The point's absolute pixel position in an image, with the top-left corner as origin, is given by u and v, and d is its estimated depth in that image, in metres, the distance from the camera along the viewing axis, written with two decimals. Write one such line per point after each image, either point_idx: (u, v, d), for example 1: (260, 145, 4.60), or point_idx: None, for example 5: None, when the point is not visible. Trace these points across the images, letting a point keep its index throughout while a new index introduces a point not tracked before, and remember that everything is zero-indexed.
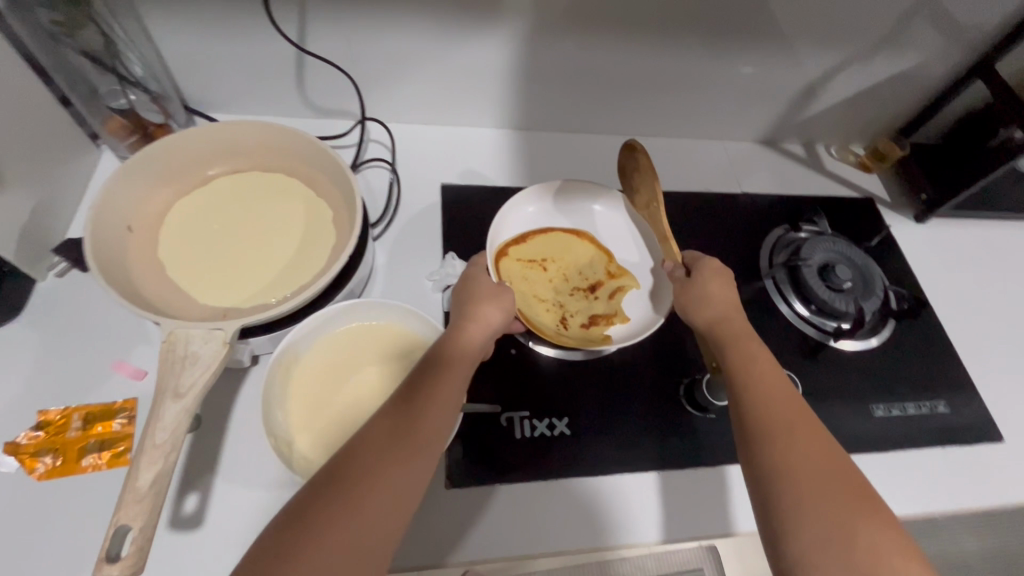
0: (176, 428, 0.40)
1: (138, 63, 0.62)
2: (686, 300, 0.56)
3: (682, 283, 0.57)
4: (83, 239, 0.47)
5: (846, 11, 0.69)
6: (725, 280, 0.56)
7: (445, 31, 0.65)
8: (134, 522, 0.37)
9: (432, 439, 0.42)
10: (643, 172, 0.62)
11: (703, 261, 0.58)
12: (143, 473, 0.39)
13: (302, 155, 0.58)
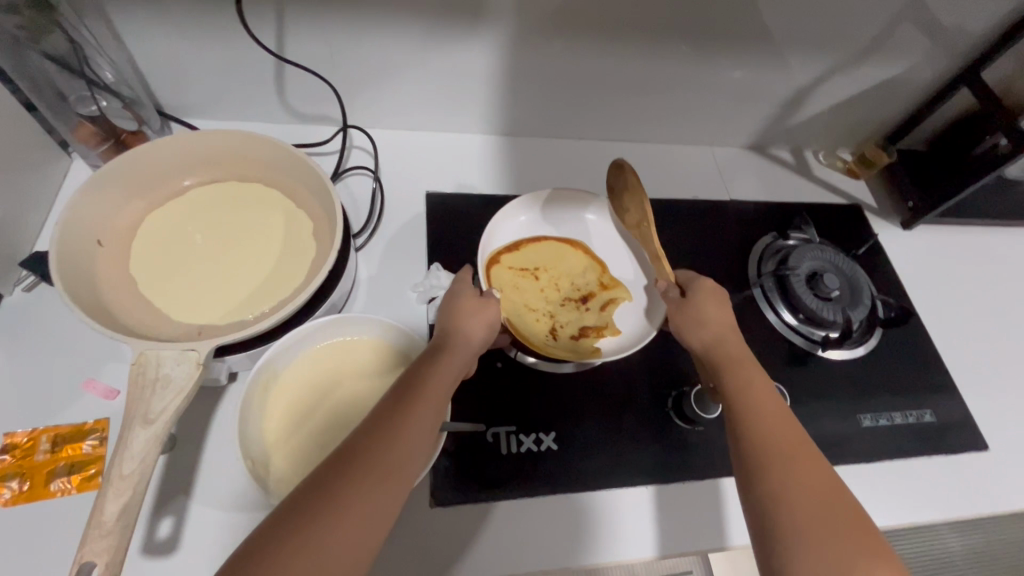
0: (144, 456, 0.39)
1: (110, 68, 0.60)
2: (682, 320, 0.54)
3: (678, 304, 0.55)
4: (48, 255, 0.45)
5: (832, 19, 0.69)
6: (722, 303, 0.55)
7: (428, 37, 0.64)
8: (100, 558, 0.36)
9: (405, 467, 0.39)
10: (633, 191, 0.60)
11: (700, 282, 0.57)
12: (111, 504, 0.37)
13: (282, 165, 0.56)
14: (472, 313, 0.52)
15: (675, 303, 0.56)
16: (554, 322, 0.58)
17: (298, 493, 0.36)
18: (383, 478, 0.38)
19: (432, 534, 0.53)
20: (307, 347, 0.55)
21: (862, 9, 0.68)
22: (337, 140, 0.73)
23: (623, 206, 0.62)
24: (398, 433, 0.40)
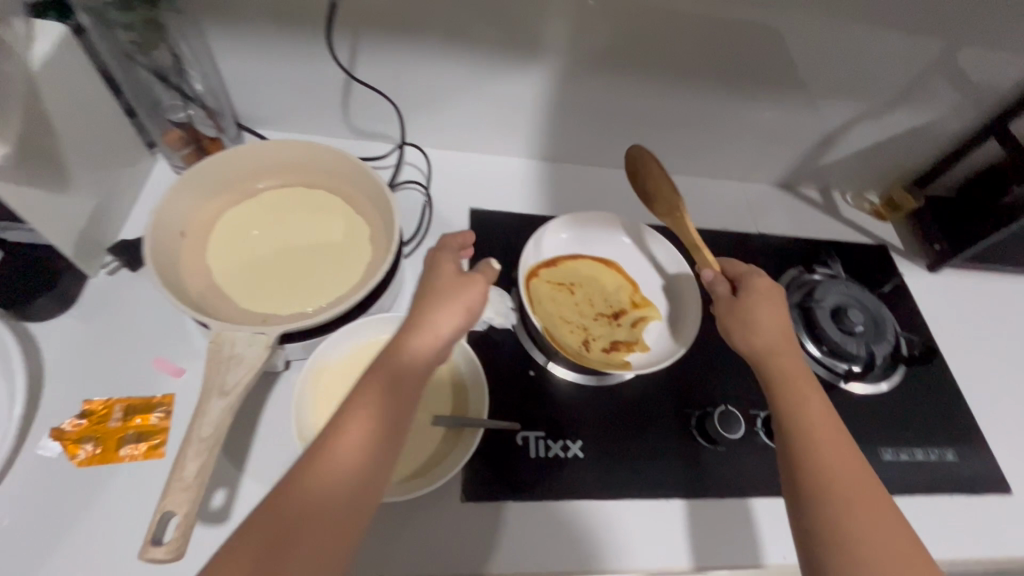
0: (220, 421, 0.44)
1: (199, 81, 0.66)
2: (734, 320, 0.57)
3: (729, 300, 0.58)
4: (143, 242, 0.51)
5: (861, 68, 0.73)
6: (776, 302, 0.58)
7: (484, 67, 0.70)
8: (179, 509, 0.40)
9: (363, 478, 0.42)
10: (654, 169, 0.66)
11: (755, 280, 0.59)
12: (190, 462, 0.42)
13: (346, 175, 0.61)
14: (455, 300, 0.50)
15: (726, 302, 0.58)
16: (587, 334, 0.61)
17: (268, 506, 0.40)
18: (356, 490, 0.41)
19: (461, 527, 0.55)
20: (356, 342, 0.58)
21: (889, 60, 0.72)
22: (391, 157, 0.79)
23: (647, 190, 0.68)
24: (370, 446, 0.43)
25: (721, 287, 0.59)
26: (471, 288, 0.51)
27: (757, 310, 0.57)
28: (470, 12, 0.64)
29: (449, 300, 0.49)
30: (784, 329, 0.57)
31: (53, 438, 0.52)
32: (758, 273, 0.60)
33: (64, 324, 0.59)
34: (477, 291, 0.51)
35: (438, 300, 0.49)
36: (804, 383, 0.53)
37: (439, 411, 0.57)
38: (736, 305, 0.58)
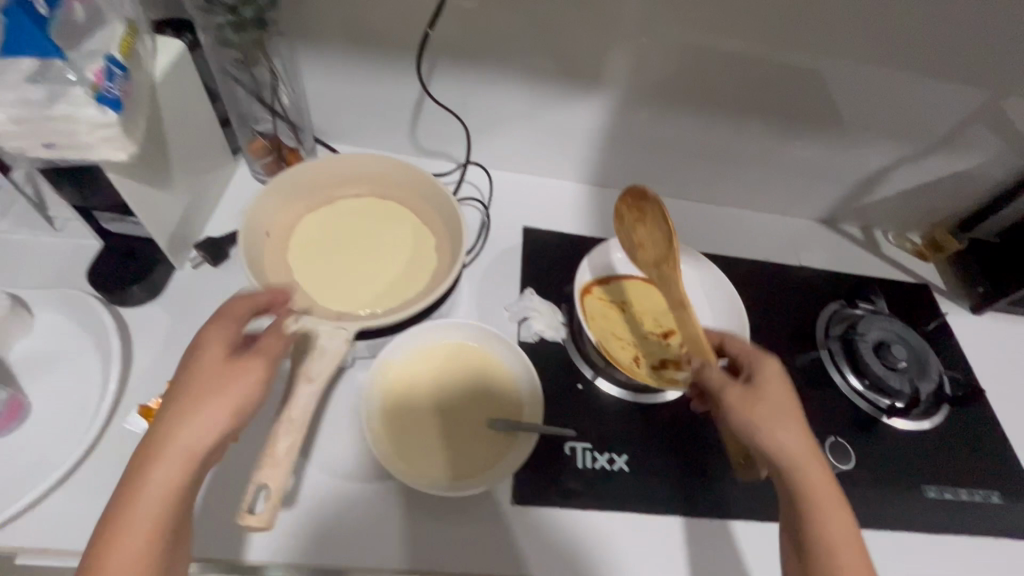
0: (307, 406, 0.47)
1: (287, 95, 0.70)
2: (749, 412, 0.52)
3: (744, 391, 0.53)
4: (239, 239, 0.56)
5: (908, 112, 0.76)
6: (790, 395, 0.54)
7: (548, 94, 0.75)
8: (272, 482, 0.44)
9: (172, 499, 0.41)
10: (648, 220, 0.60)
11: (768, 369, 0.55)
12: (281, 441, 0.45)
13: (415, 186, 0.66)
14: (220, 364, 0.45)
15: (739, 388, 0.53)
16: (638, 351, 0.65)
17: (94, 544, 0.39)
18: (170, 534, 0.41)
19: (511, 530, 0.57)
20: (418, 343, 0.62)
21: (937, 105, 0.75)
22: (455, 174, 0.84)
23: (637, 240, 0.63)
24: (179, 493, 0.41)
25: (718, 374, 0.54)
26: (263, 341, 0.47)
27: (771, 402, 0.53)
28: (540, 45, 0.69)
29: (255, 364, 0.46)
30: (796, 423, 0.52)
31: (138, 414, 0.56)
32: (768, 358, 0.56)
33: (153, 312, 0.63)
34: (274, 343, 0.48)
35: (228, 360, 0.46)
36: (818, 489, 0.50)
37: (495, 415, 0.59)
38: (749, 393, 0.53)
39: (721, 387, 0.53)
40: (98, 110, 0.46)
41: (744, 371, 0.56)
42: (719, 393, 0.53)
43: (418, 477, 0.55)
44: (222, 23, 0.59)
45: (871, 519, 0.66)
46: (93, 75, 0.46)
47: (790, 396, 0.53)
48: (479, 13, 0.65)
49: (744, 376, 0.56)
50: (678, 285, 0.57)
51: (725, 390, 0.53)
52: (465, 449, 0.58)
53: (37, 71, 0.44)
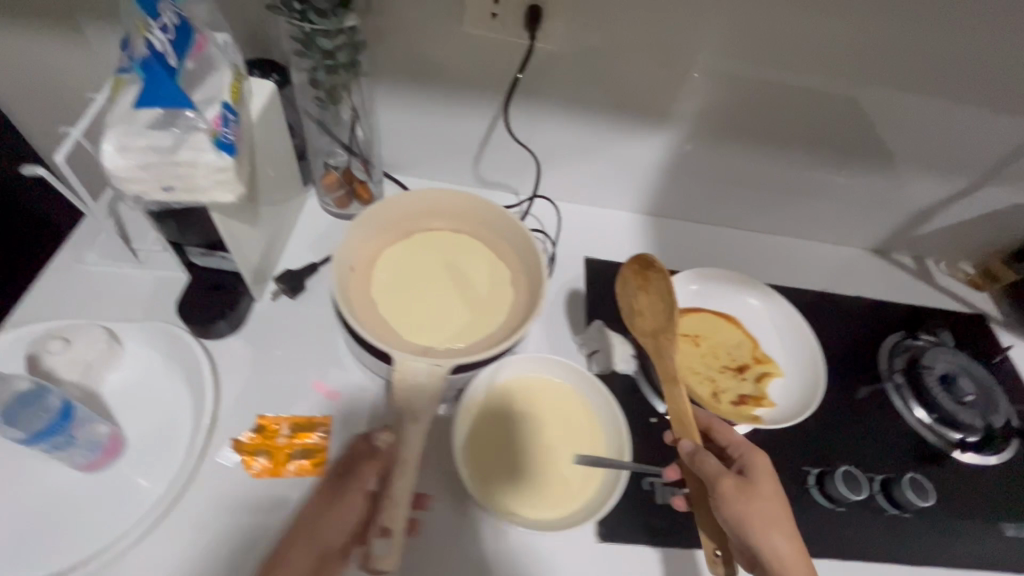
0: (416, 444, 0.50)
1: (362, 129, 0.72)
2: (741, 506, 0.50)
3: (740, 482, 0.52)
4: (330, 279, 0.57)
5: (968, 148, 0.78)
6: (780, 492, 0.53)
7: (612, 129, 0.77)
8: None
9: None
10: (655, 294, 0.65)
11: (757, 461, 0.54)
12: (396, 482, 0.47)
13: (489, 221, 0.67)
14: (335, 477, 0.54)
15: (732, 480, 0.52)
16: (717, 386, 0.64)
17: None
18: None
19: (596, 567, 0.57)
20: (498, 377, 0.64)
21: (997, 141, 0.76)
22: (524, 206, 0.86)
23: (636, 306, 0.67)
24: None
25: (715, 462, 0.53)
26: (360, 466, 0.53)
27: (764, 497, 0.52)
28: (613, 83, 0.71)
29: (355, 486, 0.53)
30: (781, 520, 0.51)
31: (233, 449, 0.57)
32: (758, 449, 0.56)
33: (236, 345, 0.64)
34: (370, 468, 0.53)
35: (340, 477, 0.53)
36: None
37: (576, 450, 0.61)
38: (743, 487, 0.52)
39: (716, 478, 0.52)
40: (215, 155, 0.47)
41: (735, 463, 0.55)
42: (713, 484, 0.52)
43: (510, 512, 0.56)
44: (315, 65, 0.60)
45: (950, 558, 0.65)
46: (211, 121, 0.47)
47: (779, 491, 0.53)
48: (557, 55, 0.68)
49: (735, 468, 0.55)
50: (670, 358, 0.60)
51: (723, 479, 0.52)
52: (551, 484, 0.59)
53: (165, 119, 0.45)
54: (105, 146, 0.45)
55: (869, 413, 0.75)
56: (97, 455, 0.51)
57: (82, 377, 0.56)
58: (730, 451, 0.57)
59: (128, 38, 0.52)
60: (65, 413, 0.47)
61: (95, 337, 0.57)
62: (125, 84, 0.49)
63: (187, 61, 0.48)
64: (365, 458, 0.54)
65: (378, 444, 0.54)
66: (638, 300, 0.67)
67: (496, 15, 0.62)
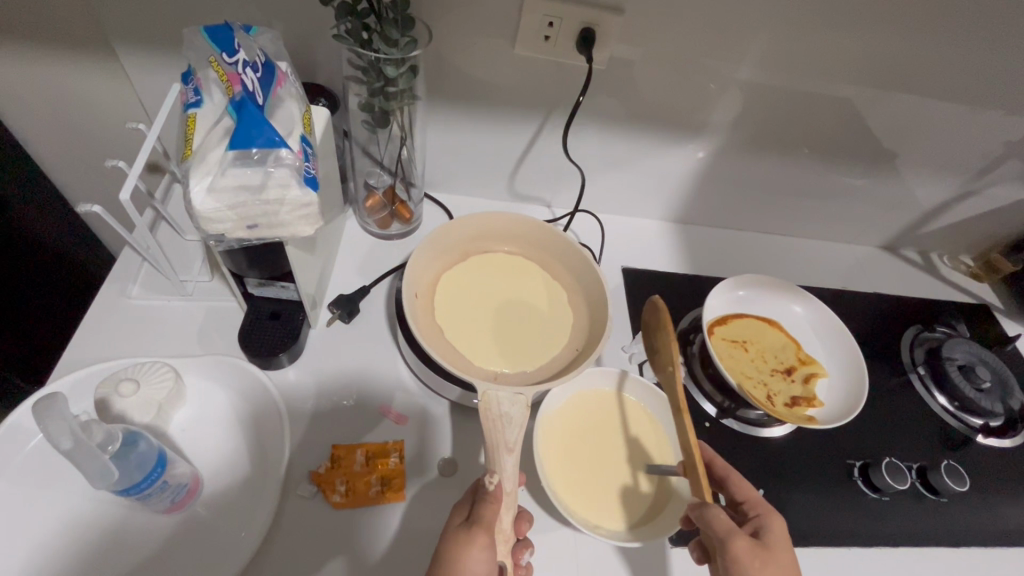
0: (514, 476, 0.51)
1: (408, 151, 0.72)
2: (755, 567, 0.48)
3: (758, 546, 0.49)
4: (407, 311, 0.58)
5: (977, 154, 0.82)
6: (795, 558, 0.51)
7: (646, 142, 0.79)
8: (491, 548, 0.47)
9: None
10: (661, 332, 0.60)
11: (775, 524, 0.53)
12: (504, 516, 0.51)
13: (546, 243, 0.69)
14: (460, 525, 0.48)
15: (746, 539, 0.49)
16: (770, 389, 0.71)
17: None
18: None
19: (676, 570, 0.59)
20: (569, 392, 0.64)
21: (1003, 145, 0.81)
22: (565, 219, 0.87)
23: (656, 345, 0.62)
24: None
25: (723, 521, 0.49)
26: (485, 509, 0.49)
27: (778, 560, 0.49)
28: (652, 99, 0.73)
29: (482, 530, 0.47)
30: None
31: (311, 481, 0.56)
32: (775, 512, 0.54)
33: (298, 374, 0.64)
34: (493, 510, 0.49)
35: (466, 524, 0.48)
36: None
37: (651, 458, 0.62)
38: (759, 549, 0.49)
39: (729, 536, 0.49)
40: (304, 191, 0.47)
41: (750, 522, 0.54)
42: (726, 542, 0.49)
43: (598, 527, 0.56)
44: (371, 90, 0.60)
45: (989, 538, 0.69)
46: (297, 156, 0.47)
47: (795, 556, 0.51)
48: (601, 73, 0.69)
49: (750, 527, 0.53)
50: (681, 391, 0.56)
51: (737, 539, 0.49)
52: (633, 498, 0.59)
53: (255, 157, 0.45)
54: (196, 187, 0.44)
55: (900, 403, 0.79)
56: (183, 496, 0.52)
57: (154, 418, 0.55)
58: (746, 509, 0.55)
59: (189, 70, 0.50)
60: (159, 459, 0.49)
61: (163, 377, 0.56)
62: (200, 120, 0.47)
63: (268, 96, 0.48)
64: (484, 501, 0.50)
65: (490, 485, 0.50)
66: (654, 340, 0.63)
67: (548, 37, 0.64)
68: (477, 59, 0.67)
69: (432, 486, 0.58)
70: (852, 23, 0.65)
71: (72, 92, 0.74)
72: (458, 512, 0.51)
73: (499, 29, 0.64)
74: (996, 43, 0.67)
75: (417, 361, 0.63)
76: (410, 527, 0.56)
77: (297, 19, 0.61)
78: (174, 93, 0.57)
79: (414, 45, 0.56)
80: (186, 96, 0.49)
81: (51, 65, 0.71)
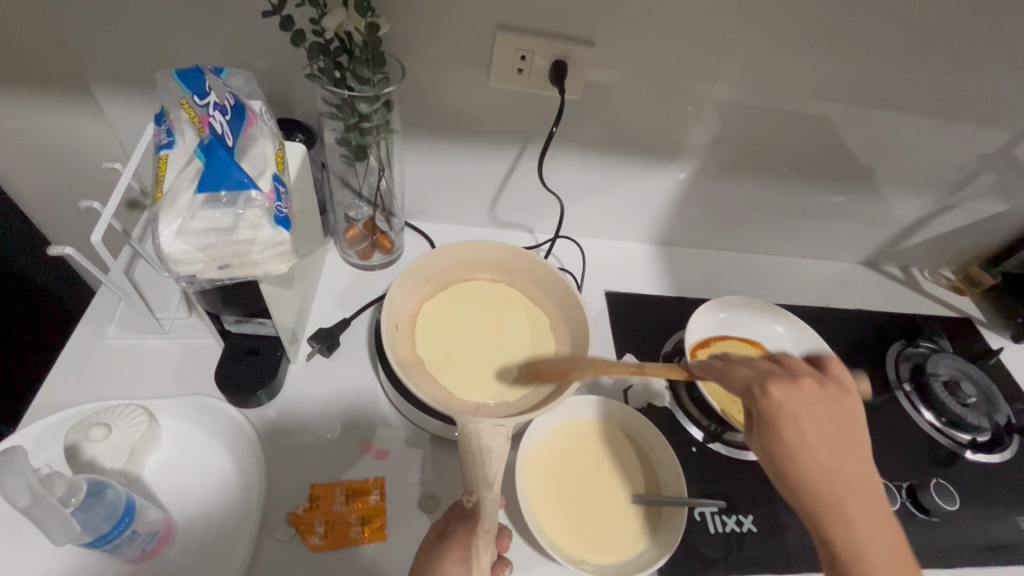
0: (495, 513, 0.50)
1: (386, 182, 0.72)
2: (794, 436, 0.43)
3: (791, 414, 0.44)
4: (385, 343, 0.58)
5: (948, 170, 0.84)
6: (817, 398, 0.45)
7: (624, 167, 0.81)
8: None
9: None
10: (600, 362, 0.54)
11: (812, 406, 0.44)
12: (483, 554, 0.49)
13: (527, 271, 0.70)
14: (435, 539, 0.50)
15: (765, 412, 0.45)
16: None
17: None
18: None
19: None
20: (552, 422, 0.64)
21: (972, 161, 0.83)
22: (547, 244, 0.88)
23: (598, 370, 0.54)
24: None
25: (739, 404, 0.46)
26: (461, 525, 0.50)
27: (810, 416, 0.44)
28: (628, 125, 0.74)
29: (456, 546, 0.48)
30: (843, 450, 0.43)
31: (289, 523, 0.55)
32: (797, 390, 0.45)
33: (276, 411, 0.62)
34: (469, 527, 0.49)
35: (440, 538, 0.50)
36: (869, 509, 0.42)
37: (636, 489, 0.61)
38: (789, 411, 0.44)
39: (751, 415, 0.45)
40: (275, 230, 0.47)
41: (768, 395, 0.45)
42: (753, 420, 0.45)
43: (583, 561, 0.55)
44: (347, 126, 0.60)
45: (983, 556, 0.68)
46: (268, 196, 0.47)
47: (834, 416, 0.44)
48: (577, 101, 0.70)
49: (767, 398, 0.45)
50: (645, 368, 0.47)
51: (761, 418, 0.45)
52: (616, 531, 0.58)
53: (225, 199, 0.45)
54: (165, 230, 0.44)
55: (889, 420, 0.79)
56: (154, 544, 0.51)
57: (125, 463, 0.54)
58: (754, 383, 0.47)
59: (162, 111, 0.50)
60: (128, 507, 0.48)
61: (136, 421, 0.55)
62: (171, 162, 0.47)
63: (239, 138, 0.48)
64: (461, 518, 0.50)
65: (468, 503, 0.50)
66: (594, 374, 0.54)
67: (522, 70, 0.66)
68: (454, 90, 0.68)
69: (413, 523, 0.57)
70: (816, 48, 0.67)
71: (53, 134, 0.74)
72: (437, 527, 0.52)
73: (472, 62, 0.65)
74: (958, 64, 0.69)
75: (396, 393, 0.63)
76: (392, 567, 0.54)
77: (275, 58, 0.62)
78: (150, 131, 0.57)
79: (387, 83, 0.57)
80: (159, 137, 0.49)
81: (32, 107, 0.71)
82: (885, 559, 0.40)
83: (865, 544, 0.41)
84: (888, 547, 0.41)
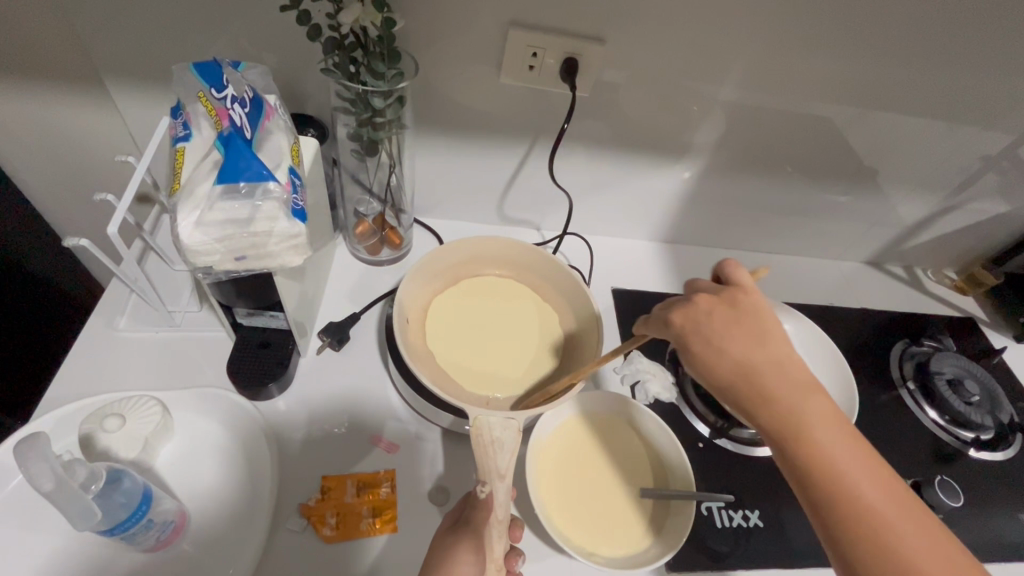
0: (508, 503, 0.50)
1: (396, 177, 0.72)
2: (706, 342, 0.46)
3: (695, 325, 0.47)
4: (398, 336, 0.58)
5: (953, 170, 0.85)
6: (720, 301, 0.47)
7: (632, 165, 0.81)
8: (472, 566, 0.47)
9: None
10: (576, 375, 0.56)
11: (710, 317, 0.46)
12: (496, 544, 0.49)
13: (535, 266, 0.70)
14: (448, 530, 0.51)
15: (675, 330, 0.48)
16: None
17: None
18: None
19: None
20: (561, 417, 0.64)
21: (977, 161, 0.83)
22: (554, 242, 0.88)
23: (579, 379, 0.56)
24: None
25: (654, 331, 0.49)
26: (474, 515, 0.50)
27: (715, 321, 0.46)
28: (636, 123, 0.75)
29: (470, 535, 0.49)
30: (750, 342, 0.46)
31: (301, 514, 0.55)
32: (694, 308, 0.47)
33: (287, 404, 0.63)
34: (482, 517, 0.50)
35: (454, 529, 0.50)
36: (796, 395, 0.45)
37: (644, 482, 0.61)
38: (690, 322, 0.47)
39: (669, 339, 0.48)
40: (291, 222, 0.47)
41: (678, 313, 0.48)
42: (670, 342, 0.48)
43: (592, 554, 0.56)
44: (360, 121, 0.61)
45: (986, 553, 0.69)
46: (285, 188, 0.47)
47: (733, 318, 0.46)
48: (586, 99, 0.71)
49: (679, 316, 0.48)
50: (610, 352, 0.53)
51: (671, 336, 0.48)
52: (624, 524, 0.58)
53: (243, 190, 0.45)
54: (184, 220, 0.45)
55: (893, 418, 0.80)
56: (169, 533, 0.51)
57: (139, 454, 0.54)
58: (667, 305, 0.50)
59: (178, 104, 0.51)
60: (144, 496, 0.48)
61: (149, 412, 0.56)
62: (188, 154, 0.48)
63: (256, 131, 0.48)
64: (474, 508, 0.51)
65: (481, 493, 0.50)
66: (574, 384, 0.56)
67: (533, 67, 0.66)
68: (464, 86, 0.68)
69: (424, 514, 0.58)
70: (824, 48, 0.67)
71: (66, 128, 0.75)
72: (449, 518, 0.52)
73: (483, 58, 0.66)
74: (964, 65, 0.70)
75: (406, 386, 0.63)
76: (404, 558, 0.55)
77: (289, 53, 0.63)
78: (165, 125, 0.57)
79: (401, 78, 0.58)
80: (176, 130, 0.50)
81: (46, 102, 0.71)
82: (819, 435, 0.44)
83: (805, 426, 0.44)
84: (819, 420, 0.44)
